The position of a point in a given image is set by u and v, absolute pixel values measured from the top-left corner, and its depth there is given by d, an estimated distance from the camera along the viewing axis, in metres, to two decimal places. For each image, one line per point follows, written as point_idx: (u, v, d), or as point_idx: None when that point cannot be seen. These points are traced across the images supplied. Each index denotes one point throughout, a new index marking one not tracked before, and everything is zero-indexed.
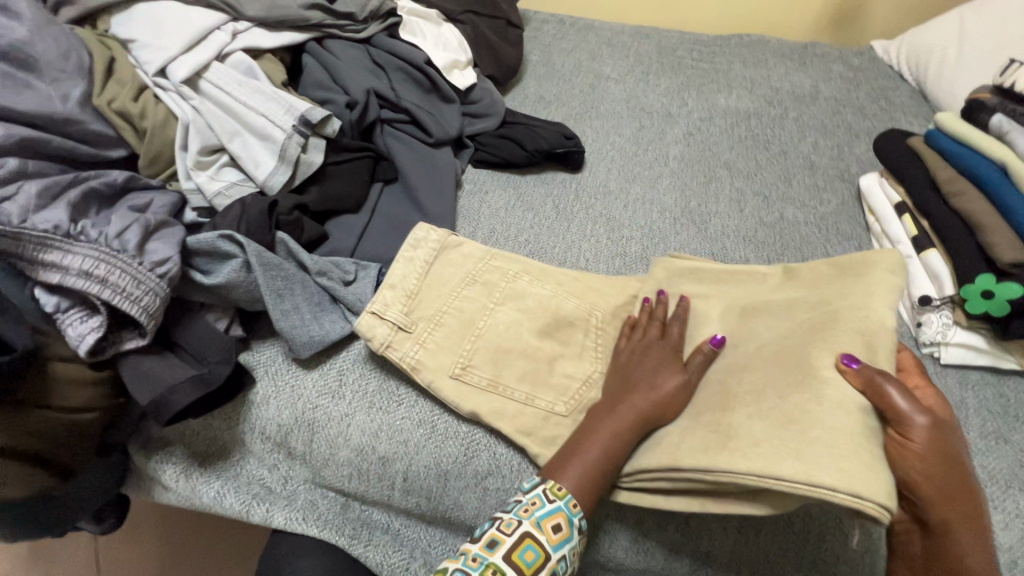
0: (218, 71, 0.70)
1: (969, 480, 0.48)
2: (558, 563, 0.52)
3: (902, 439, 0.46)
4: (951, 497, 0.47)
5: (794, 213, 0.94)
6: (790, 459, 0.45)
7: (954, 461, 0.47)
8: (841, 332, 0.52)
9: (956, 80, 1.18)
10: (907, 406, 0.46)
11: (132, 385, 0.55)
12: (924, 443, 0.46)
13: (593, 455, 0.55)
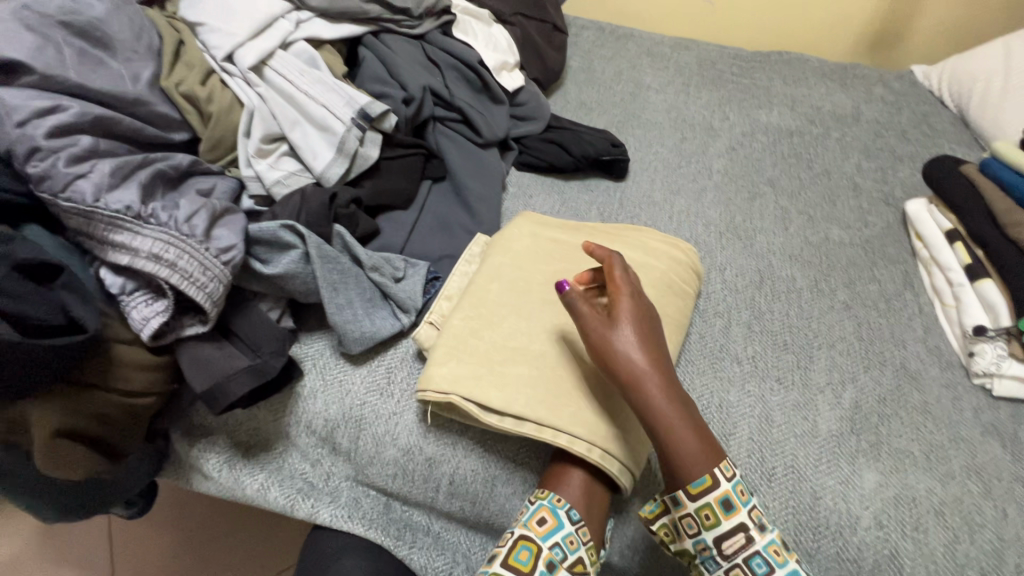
0: (282, 59, 0.70)
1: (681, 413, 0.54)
2: (553, 551, 0.53)
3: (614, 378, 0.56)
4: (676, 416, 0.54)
5: (839, 234, 0.93)
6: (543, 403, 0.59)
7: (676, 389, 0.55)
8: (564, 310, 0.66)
9: (1001, 110, 1.17)
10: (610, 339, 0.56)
11: (188, 372, 0.54)
12: (635, 373, 0.54)
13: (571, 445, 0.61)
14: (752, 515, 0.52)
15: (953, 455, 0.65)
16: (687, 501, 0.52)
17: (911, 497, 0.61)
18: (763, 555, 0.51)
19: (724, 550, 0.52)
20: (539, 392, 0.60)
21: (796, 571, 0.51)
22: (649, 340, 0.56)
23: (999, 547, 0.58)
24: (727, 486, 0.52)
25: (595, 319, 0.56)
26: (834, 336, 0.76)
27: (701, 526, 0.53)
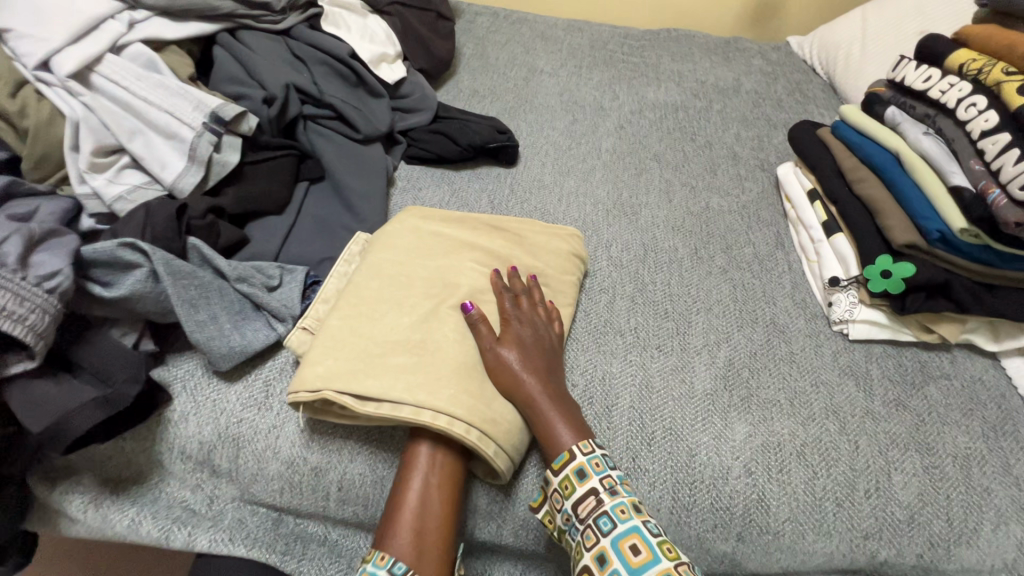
0: (113, 64, 0.65)
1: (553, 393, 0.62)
2: None
3: (495, 370, 0.62)
4: (550, 395, 0.62)
5: (718, 202, 0.98)
6: (426, 374, 0.60)
7: (549, 374, 0.64)
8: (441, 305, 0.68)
9: (860, 74, 1.26)
10: (495, 344, 0.64)
11: (20, 413, 0.50)
12: (514, 365, 0.62)
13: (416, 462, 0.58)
14: (604, 483, 0.57)
15: (814, 398, 0.70)
16: (553, 477, 0.58)
17: (777, 442, 0.65)
18: (609, 514, 0.55)
19: (579, 514, 0.56)
20: (415, 376, 0.60)
21: (637, 526, 0.55)
22: (531, 350, 0.64)
23: (851, 476, 0.64)
24: (583, 459, 0.58)
25: (487, 335, 0.64)
26: (712, 300, 0.81)
27: (563, 499, 0.57)
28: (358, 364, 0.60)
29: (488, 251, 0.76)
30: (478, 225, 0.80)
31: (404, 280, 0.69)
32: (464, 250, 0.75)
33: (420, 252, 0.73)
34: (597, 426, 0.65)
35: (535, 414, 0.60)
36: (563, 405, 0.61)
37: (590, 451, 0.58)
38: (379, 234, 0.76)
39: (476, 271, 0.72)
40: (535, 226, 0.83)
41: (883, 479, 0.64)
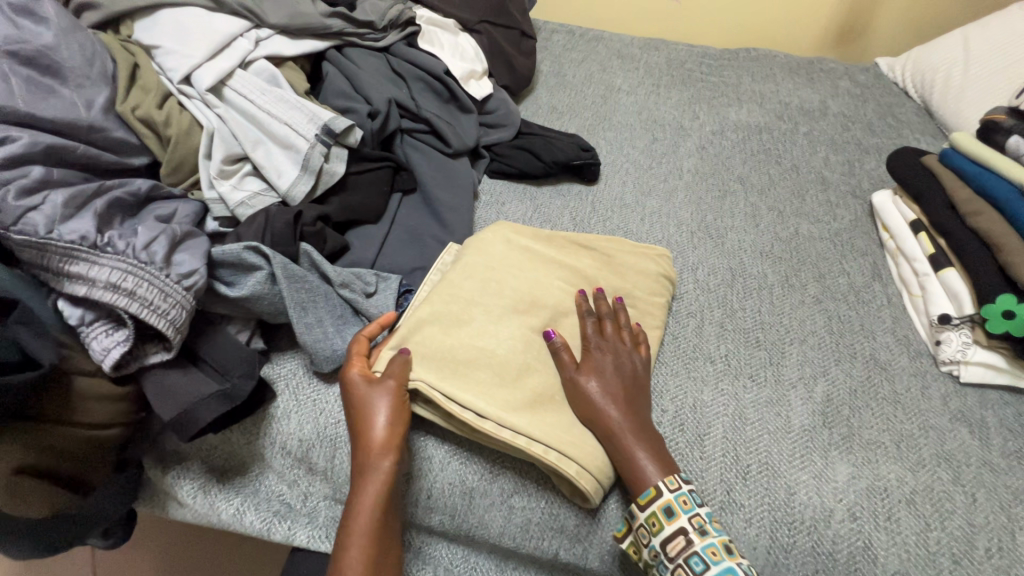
0: (242, 79, 0.70)
1: (636, 422, 0.61)
2: None
3: (575, 395, 0.62)
4: (633, 424, 0.60)
5: (809, 228, 0.94)
6: (508, 396, 0.61)
7: (631, 401, 0.62)
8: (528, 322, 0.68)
9: (962, 99, 1.19)
10: (575, 369, 0.64)
11: (155, 400, 0.54)
12: (594, 392, 0.61)
13: (363, 508, 0.53)
14: (693, 522, 0.55)
15: (923, 443, 0.66)
16: (639, 511, 0.57)
17: (883, 488, 0.62)
18: (701, 554, 0.54)
19: (668, 552, 0.55)
20: (498, 394, 0.61)
21: (731, 568, 0.53)
22: (615, 379, 0.63)
23: (969, 532, 0.59)
24: (669, 496, 0.56)
25: (567, 362, 0.64)
26: (806, 331, 0.78)
27: (650, 535, 0.56)
28: (452, 368, 0.61)
29: (575, 269, 0.76)
30: (565, 242, 0.81)
31: (491, 291, 0.70)
32: (550, 266, 0.76)
33: (507, 264, 0.74)
34: (688, 454, 0.63)
35: (618, 444, 0.59)
36: (647, 437, 0.60)
37: (678, 488, 0.56)
38: (471, 242, 0.77)
39: (563, 289, 0.73)
40: (620, 245, 0.83)
41: (1005, 539, 0.59)
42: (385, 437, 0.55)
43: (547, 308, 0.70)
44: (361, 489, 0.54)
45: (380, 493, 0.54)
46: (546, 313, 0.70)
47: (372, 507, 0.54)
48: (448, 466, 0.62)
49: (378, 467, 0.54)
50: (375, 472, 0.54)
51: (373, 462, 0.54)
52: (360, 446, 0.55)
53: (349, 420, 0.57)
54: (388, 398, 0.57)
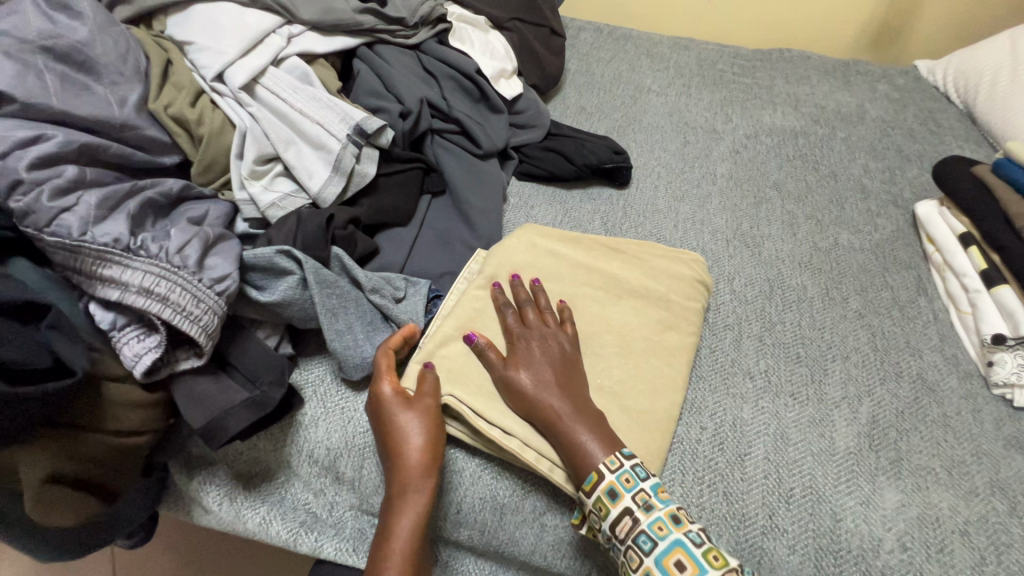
0: (274, 77, 0.68)
1: (577, 409, 0.56)
2: None
3: (510, 392, 0.58)
4: (573, 413, 0.56)
5: (848, 239, 0.91)
6: None
7: (568, 388, 0.58)
8: None
9: (1008, 105, 1.14)
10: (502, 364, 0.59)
11: (184, 408, 0.53)
12: (526, 385, 0.57)
13: (404, 531, 0.52)
14: (638, 499, 0.52)
15: (976, 470, 0.63)
16: (585, 498, 0.53)
17: (935, 517, 0.59)
18: (647, 531, 0.50)
19: (617, 535, 0.51)
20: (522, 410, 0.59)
21: (681, 541, 0.49)
22: (546, 365, 0.59)
23: None
24: (612, 478, 0.52)
25: (494, 360, 0.60)
26: (849, 347, 0.74)
27: (600, 519, 0.52)
28: (479, 383, 0.60)
29: (606, 274, 0.74)
30: (595, 245, 0.78)
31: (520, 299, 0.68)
32: (580, 271, 0.73)
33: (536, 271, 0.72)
34: (729, 474, 0.61)
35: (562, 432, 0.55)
36: (590, 420, 0.56)
37: (619, 468, 0.52)
38: (498, 247, 0.74)
39: (595, 298, 0.71)
40: (652, 248, 0.80)
41: None
42: (427, 458, 0.54)
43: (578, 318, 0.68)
44: (401, 511, 0.53)
45: (420, 514, 0.53)
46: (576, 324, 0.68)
47: (413, 529, 0.52)
48: (480, 481, 0.60)
49: (420, 489, 0.53)
50: (415, 494, 0.53)
51: (414, 484, 0.53)
52: (399, 467, 0.53)
53: (380, 437, 0.56)
54: (427, 418, 0.55)
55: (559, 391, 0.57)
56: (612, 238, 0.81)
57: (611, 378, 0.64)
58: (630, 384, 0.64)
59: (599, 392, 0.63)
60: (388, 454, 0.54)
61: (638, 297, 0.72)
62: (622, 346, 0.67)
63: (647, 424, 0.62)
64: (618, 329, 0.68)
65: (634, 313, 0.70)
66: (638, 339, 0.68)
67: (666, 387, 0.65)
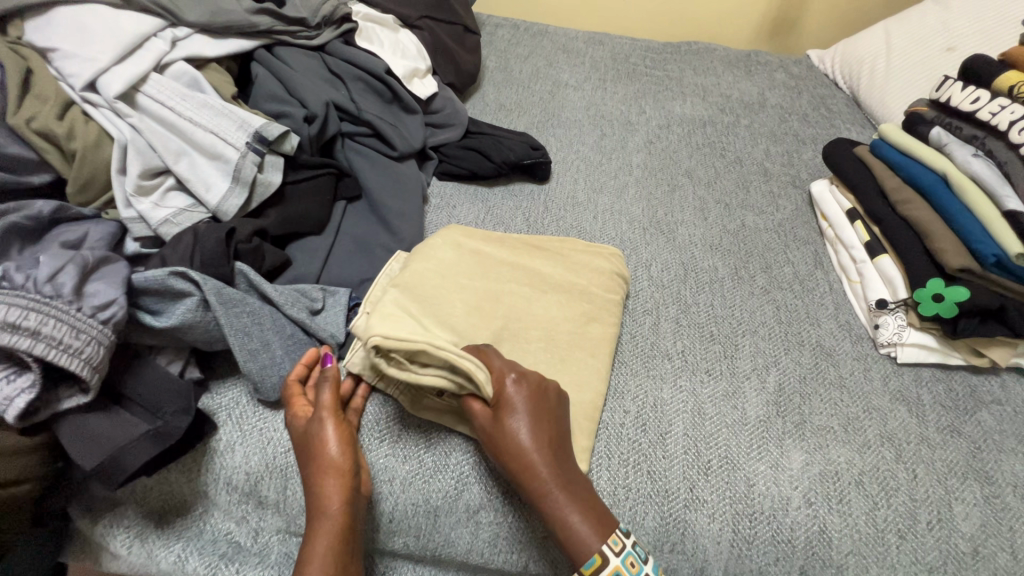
0: (157, 84, 0.63)
1: (563, 463, 0.55)
2: None
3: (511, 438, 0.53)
4: (563, 467, 0.54)
5: (754, 220, 0.97)
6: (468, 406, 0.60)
7: (557, 444, 0.55)
8: (479, 332, 0.66)
9: (886, 89, 1.25)
10: (510, 404, 0.54)
11: (71, 448, 0.49)
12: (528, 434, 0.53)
13: (323, 546, 0.50)
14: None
15: (868, 424, 0.69)
16: None
17: (834, 471, 0.64)
18: None
19: None
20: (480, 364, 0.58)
21: None
22: (540, 417, 0.55)
23: (912, 507, 0.62)
24: (617, 561, 0.50)
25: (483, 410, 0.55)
26: (757, 322, 0.80)
27: None
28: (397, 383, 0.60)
29: (526, 270, 0.75)
30: (517, 244, 0.79)
31: (444, 301, 0.67)
32: (502, 269, 0.74)
33: (460, 271, 0.71)
34: (652, 453, 0.63)
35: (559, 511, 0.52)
36: (579, 495, 0.53)
37: (622, 550, 0.51)
38: (422, 249, 0.73)
39: (515, 292, 0.72)
40: (570, 242, 0.81)
41: (942, 510, 0.62)
42: (335, 466, 0.52)
43: (500, 314, 0.69)
44: (321, 525, 0.50)
45: (339, 524, 0.51)
46: (496, 319, 0.68)
47: (336, 543, 0.50)
48: (412, 491, 0.59)
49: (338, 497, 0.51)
50: (333, 505, 0.51)
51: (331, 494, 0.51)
52: (314, 478, 0.52)
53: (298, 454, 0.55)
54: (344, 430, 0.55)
55: (551, 447, 0.54)
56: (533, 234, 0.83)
57: (535, 374, 0.65)
58: (557, 380, 0.65)
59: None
60: (307, 468, 0.53)
61: (560, 291, 0.74)
62: (545, 342, 0.68)
63: (573, 416, 0.63)
64: (542, 322, 0.70)
65: (556, 306, 0.72)
66: (560, 329, 0.70)
67: (588, 378, 0.66)
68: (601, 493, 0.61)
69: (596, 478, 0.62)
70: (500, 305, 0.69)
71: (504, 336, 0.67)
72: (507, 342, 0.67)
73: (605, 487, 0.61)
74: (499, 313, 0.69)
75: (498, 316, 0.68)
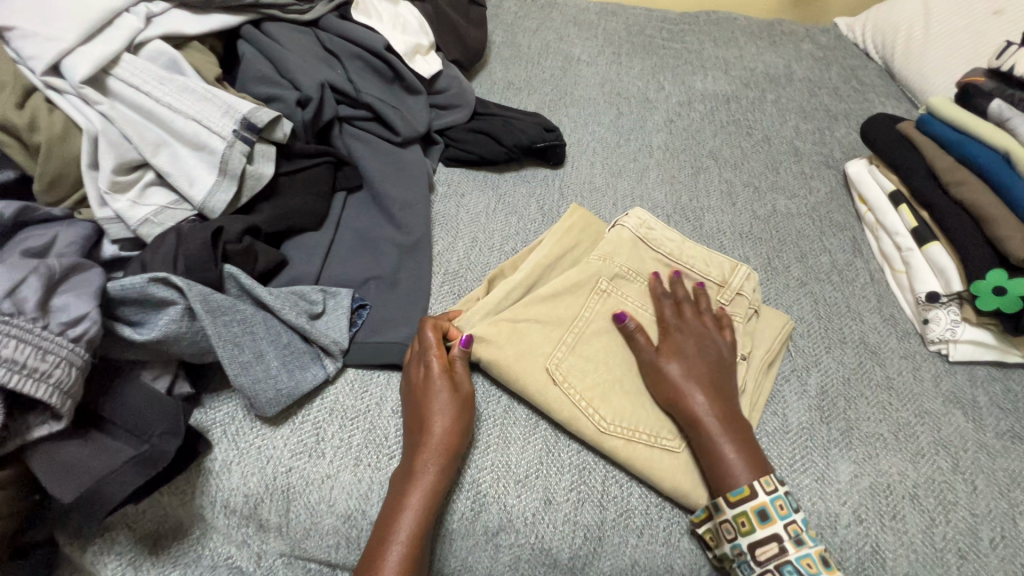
0: (131, 66, 0.57)
1: (728, 403, 0.56)
2: None
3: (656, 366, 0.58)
4: (722, 406, 0.55)
5: (785, 204, 0.90)
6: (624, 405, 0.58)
7: (714, 384, 0.57)
8: (585, 351, 0.61)
9: (924, 59, 1.16)
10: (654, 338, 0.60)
11: (46, 479, 0.44)
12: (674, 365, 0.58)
13: (411, 505, 0.51)
14: (789, 531, 0.50)
15: (920, 431, 0.63)
16: (726, 506, 0.51)
17: (886, 485, 0.59)
18: (793, 563, 0.49)
19: (757, 557, 0.50)
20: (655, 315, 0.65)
21: None
22: (699, 360, 0.58)
23: (973, 523, 0.57)
24: (764, 498, 0.51)
25: (645, 345, 0.60)
26: (794, 318, 0.73)
27: (738, 534, 0.51)
28: None
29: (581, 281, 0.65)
30: (636, 275, 0.67)
31: (559, 318, 0.62)
32: (634, 282, 0.67)
33: (601, 284, 0.65)
34: None
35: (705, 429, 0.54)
36: (736, 433, 0.54)
37: (775, 490, 0.51)
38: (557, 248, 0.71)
39: (592, 309, 0.64)
40: (693, 254, 0.70)
41: (1007, 527, 0.57)
42: (453, 428, 0.54)
43: (590, 334, 0.62)
44: (414, 484, 0.52)
45: (428, 491, 0.52)
46: (590, 338, 0.62)
47: (421, 508, 0.51)
48: (447, 504, 0.55)
49: (435, 466, 0.53)
50: (428, 470, 0.52)
51: (431, 463, 0.52)
52: (422, 441, 0.54)
53: (411, 412, 0.56)
54: (461, 403, 0.56)
55: (722, 387, 0.57)
56: (660, 254, 0.69)
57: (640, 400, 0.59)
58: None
59: (644, 423, 0.57)
60: (418, 422, 0.55)
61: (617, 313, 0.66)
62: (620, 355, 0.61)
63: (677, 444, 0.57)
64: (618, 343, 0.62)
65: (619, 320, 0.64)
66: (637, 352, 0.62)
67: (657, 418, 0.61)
68: (633, 512, 0.55)
69: (627, 496, 0.56)
70: (562, 310, 0.63)
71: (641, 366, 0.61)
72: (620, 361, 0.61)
73: (636, 505, 0.55)
74: (588, 334, 0.62)
75: (589, 333, 0.62)
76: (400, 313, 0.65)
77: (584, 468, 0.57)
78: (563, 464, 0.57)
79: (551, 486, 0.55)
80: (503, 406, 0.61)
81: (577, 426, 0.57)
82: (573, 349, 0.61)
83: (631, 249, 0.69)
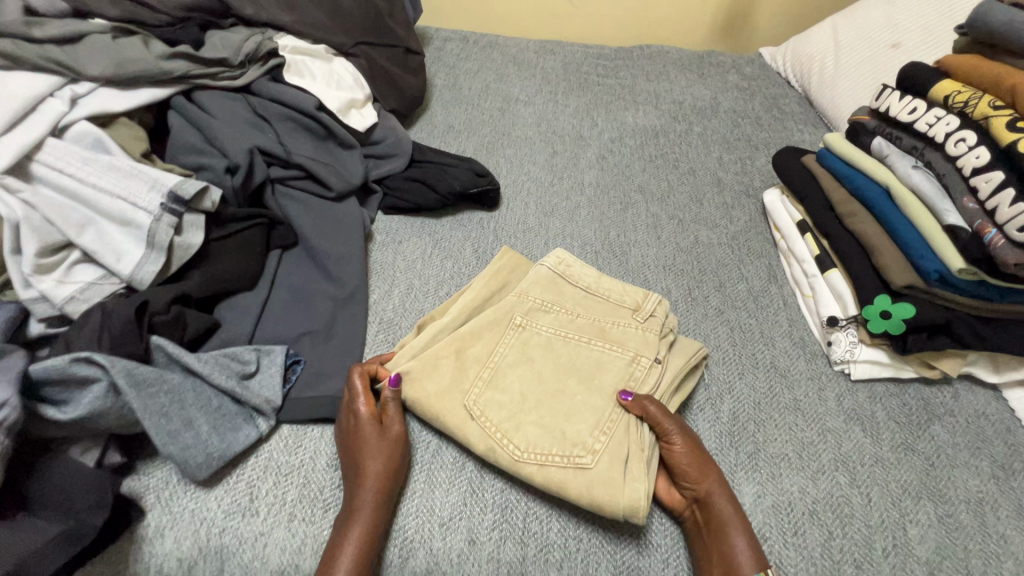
0: (54, 151, 0.60)
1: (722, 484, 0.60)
2: None
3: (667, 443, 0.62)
4: (718, 489, 0.59)
5: (707, 235, 0.96)
6: (539, 430, 0.62)
7: (711, 468, 0.61)
8: (501, 383, 0.65)
9: (836, 87, 1.25)
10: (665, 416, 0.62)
11: None
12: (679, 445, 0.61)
13: (350, 544, 0.53)
14: None
15: (823, 449, 0.68)
16: None
17: (788, 502, 0.63)
18: None
19: None
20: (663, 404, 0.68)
21: None
22: (698, 445, 0.62)
23: (867, 534, 0.62)
24: None
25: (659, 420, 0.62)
26: (711, 347, 0.79)
27: None
28: (603, 385, 0.66)
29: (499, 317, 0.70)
30: (552, 308, 0.72)
31: (476, 355, 0.67)
32: (550, 313, 0.71)
33: (516, 319, 0.70)
34: None
35: (728, 534, 0.56)
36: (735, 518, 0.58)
37: None
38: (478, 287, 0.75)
39: (508, 344, 0.68)
40: (609, 286, 0.75)
41: (897, 535, 0.62)
42: (387, 470, 0.58)
43: (506, 367, 0.66)
44: (353, 524, 0.54)
45: (366, 530, 0.54)
46: (506, 370, 0.66)
47: (360, 548, 0.53)
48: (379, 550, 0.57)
49: (373, 503, 0.56)
50: (366, 507, 0.55)
51: (369, 500, 0.55)
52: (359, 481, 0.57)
53: (347, 455, 0.59)
54: (393, 442, 0.60)
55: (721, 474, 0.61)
56: (573, 284, 0.74)
57: (559, 423, 0.62)
58: (604, 424, 0.62)
59: (558, 445, 0.61)
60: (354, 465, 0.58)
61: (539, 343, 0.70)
62: (536, 383, 0.65)
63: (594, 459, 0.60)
64: (535, 373, 0.66)
65: (536, 350, 0.68)
66: (553, 380, 0.66)
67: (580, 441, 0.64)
68: (553, 546, 0.58)
69: (546, 531, 0.59)
70: (479, 347, 0.68)
71: (555, 390, 0.65)
72: (535, 390, 0.65)
73: (556, 540, 0.59)
74: (504, 368, 0.66)
75: (505, 366, 0.66)
76: (334, 367, 0.68)
77: (506, 507, 0.60)
78: (487, 504, 0.60)
79: (474, 527, 0.59)
80: (431, 451, 0.64)
81: (494, 458, 0.60)
82: (489, 384, 0.65)
83: (548, 284, 0.74)
